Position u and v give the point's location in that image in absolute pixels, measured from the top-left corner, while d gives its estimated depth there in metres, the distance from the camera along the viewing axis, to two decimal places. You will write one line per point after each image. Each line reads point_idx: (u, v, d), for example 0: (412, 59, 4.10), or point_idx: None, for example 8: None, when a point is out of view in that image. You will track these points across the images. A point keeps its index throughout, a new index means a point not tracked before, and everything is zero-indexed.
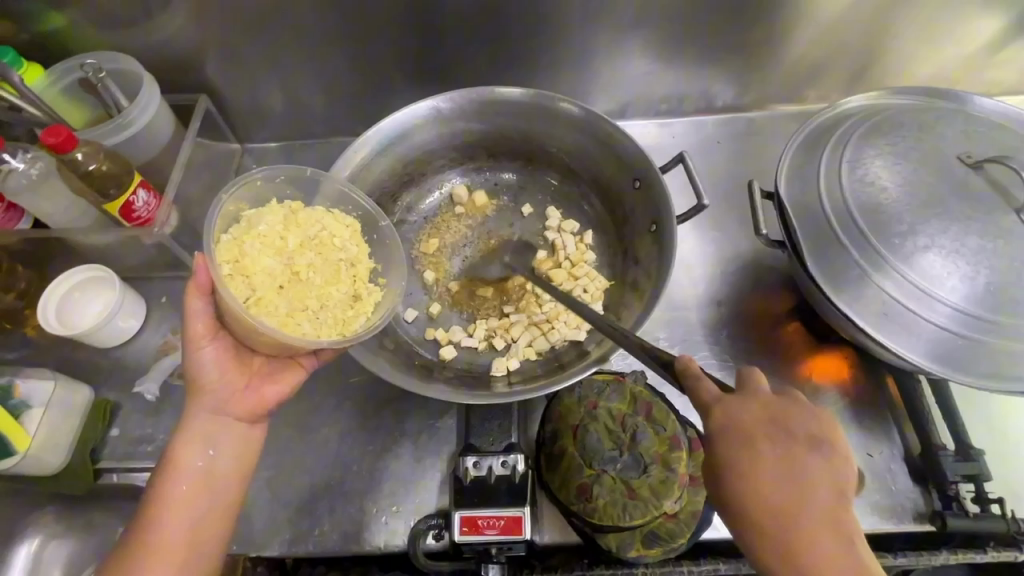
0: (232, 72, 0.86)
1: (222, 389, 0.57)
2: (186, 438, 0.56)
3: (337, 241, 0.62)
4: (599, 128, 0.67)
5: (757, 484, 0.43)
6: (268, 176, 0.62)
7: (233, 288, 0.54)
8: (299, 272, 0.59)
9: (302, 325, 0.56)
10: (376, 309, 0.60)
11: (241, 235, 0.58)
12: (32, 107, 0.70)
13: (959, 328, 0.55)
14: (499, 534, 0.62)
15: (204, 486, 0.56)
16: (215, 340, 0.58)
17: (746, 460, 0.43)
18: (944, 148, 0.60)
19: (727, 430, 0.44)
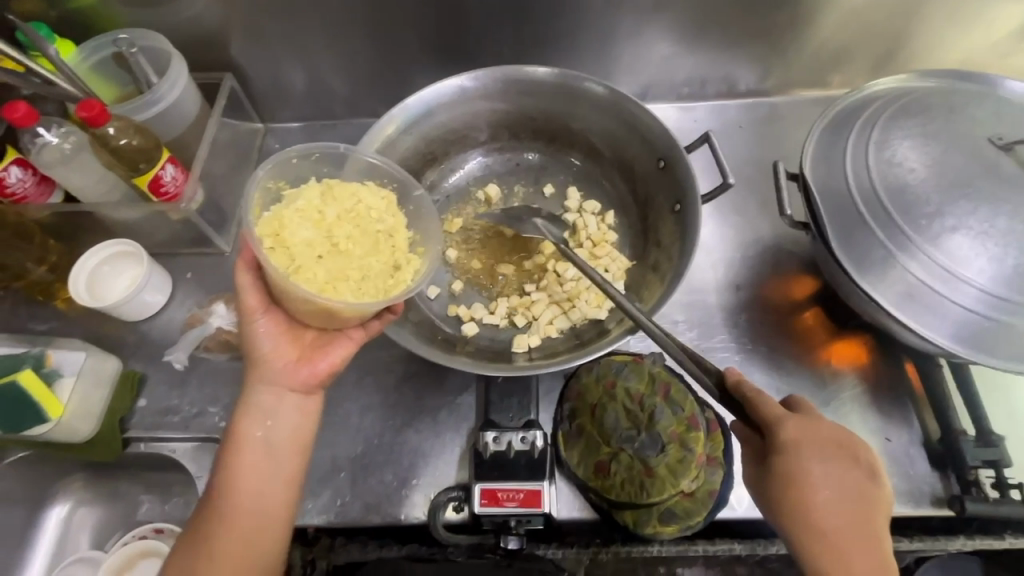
0: (257, 51, 0.87)
1: (276, 360, 0.59)
2: (246, 411, 0.58)
3: (372, 212, 0.61)
4: (623, 108, 0.67)
5: (819, 502, 0.48)
6: (305, 152, 0.63)
7: (272, 260, 0.55)
8: (337, 242, 0.58)
9: (342, 293, 0.56)
10: (415, 278, 0.59)
11: (282, 210, 0.59)
12: (68, 82, 0.71)
13: (985, 310, 0.55)
14: (518, 507, 0.64)
15: (264, 457, 0.57)
16: (267, 313, 0.59)
17: (810, 471, 0.48)
18: (974, 130, 0.60)
19: (797, 441, 0.49)
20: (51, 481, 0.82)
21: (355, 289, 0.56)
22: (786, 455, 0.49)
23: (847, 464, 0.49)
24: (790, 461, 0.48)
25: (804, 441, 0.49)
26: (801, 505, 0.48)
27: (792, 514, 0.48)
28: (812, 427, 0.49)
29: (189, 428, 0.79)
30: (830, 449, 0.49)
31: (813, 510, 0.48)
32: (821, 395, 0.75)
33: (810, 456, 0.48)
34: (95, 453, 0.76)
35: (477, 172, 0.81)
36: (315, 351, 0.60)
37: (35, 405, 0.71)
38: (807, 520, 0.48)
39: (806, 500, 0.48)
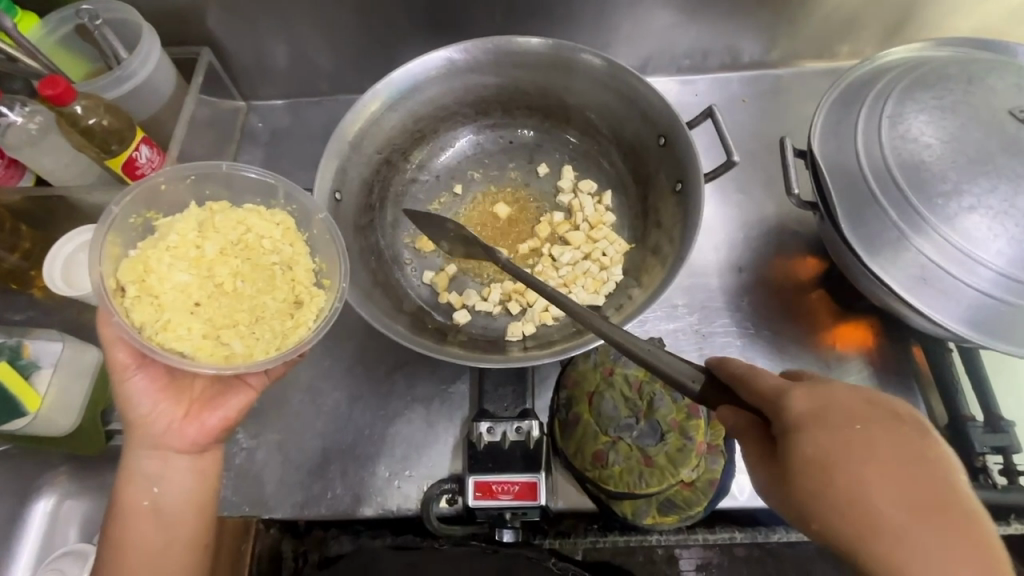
0: (234, 24, 0.82)
1: (156, 420, 0.55)
2: (129, 477, 0.55)
3: (265, 243, 0.59)
4: (620, 80, 0.64)
5: (846, 478, 0.34)
6: (176, 175, 0.60)
7: (137, 312, 0.52)
8: (220, 282, 0.55)
9: (230, 344, 0.53)
10: (316, 317, 0.56)
11: (150, 248, 0.56)
12: (30, 58, 0.67)
13: (1002, 294, 0.52)
14: (513, 500, 0.62)
15: (155, 526, 0.55)
16: (142, 368, 0.55)
17: (876, 473, 0.33)
18: (994, 102, 0.56)
19: (821, 427, 0.36)
20: (37, 473, 0.80)
21: (245, 334, 0.54)
22: (818, 452, 0.35)
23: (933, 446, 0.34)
24: (814, 446, 0.35)
25: (829, 422, 0.36)
26: (878, 535, 0.32)
27: (867, 546, 0.32)
28: (832, 398, 0.37)
29: None
30: (878, 425, 0.35)
31: (911, 535, 0.31)
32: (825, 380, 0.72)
33: (852, 441, 0.35)
34: (75, 445, 0.75)
35: (468, 151, 0.78)
36: (203, 405, 0.57)
37: (10, 397, 0.67)
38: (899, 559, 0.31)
39: (888, 516, 0.32)
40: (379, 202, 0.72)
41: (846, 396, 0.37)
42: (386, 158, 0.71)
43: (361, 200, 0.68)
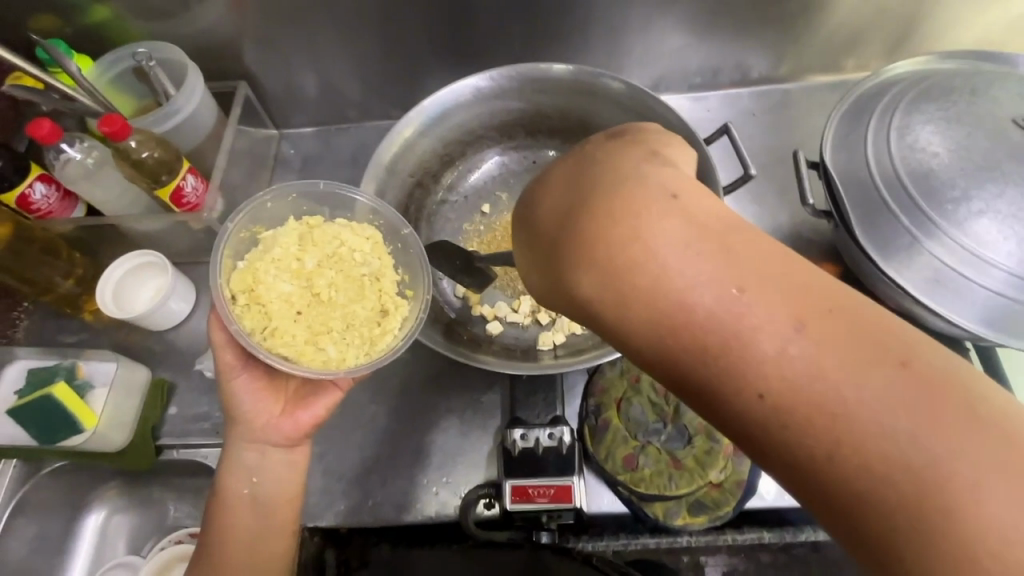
0: (269, 58, 0.87)
1: (257, 416, 0.60)
2: (233, 469, 0.60)
3: (356, 255, 0.63)
4: (640, 101, 0.67)
5: (580, 212, 0.37)
6: (280, 194, 0.65)
7: (249, 319, 0.57)
8: (318, 292, 0.60)
9: (327, 349, 0.58)
10: (401, 325, 0.61)
11: (257, 260, 0.61)
12: (89, 98, 0.72)
13: (1015, 294, 0.54)
14: (549, 502, 0.64)
15: (253, 511, 0.60)
16: (247, 368, 0.60)
17: (591, 207, 0.37)
18: (998, 112, 0.59)
19: (555, 194, 0.40)
20: (89, 488, 0.84)
21: (339, 341, 0.58)
22: (562, 208, 0.39)
23: (643, 159, 0.38)
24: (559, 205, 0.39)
25: (568, 180, 0.40)
26: (601, 251, 0.35)
27: (596, 283, 0.35)
28: (573, 163, 0.41)
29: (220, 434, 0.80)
30: (609, 159, 0.39)
31: (626, 232, 0.34)
32: None
33: (582, 185, 0.38)
34: (130, 460, 0.78)
35: (494, 172, 0.81)
36: (297, 402, 0.63)
37: (69, 415, 0.72)
38: (620, 276, 0.34)
39: (614, 239, 0.35)
40: (412, 222, 0.76)
41: (594, 149, 0.41)
42: (418, 180, 0.75)
43: None
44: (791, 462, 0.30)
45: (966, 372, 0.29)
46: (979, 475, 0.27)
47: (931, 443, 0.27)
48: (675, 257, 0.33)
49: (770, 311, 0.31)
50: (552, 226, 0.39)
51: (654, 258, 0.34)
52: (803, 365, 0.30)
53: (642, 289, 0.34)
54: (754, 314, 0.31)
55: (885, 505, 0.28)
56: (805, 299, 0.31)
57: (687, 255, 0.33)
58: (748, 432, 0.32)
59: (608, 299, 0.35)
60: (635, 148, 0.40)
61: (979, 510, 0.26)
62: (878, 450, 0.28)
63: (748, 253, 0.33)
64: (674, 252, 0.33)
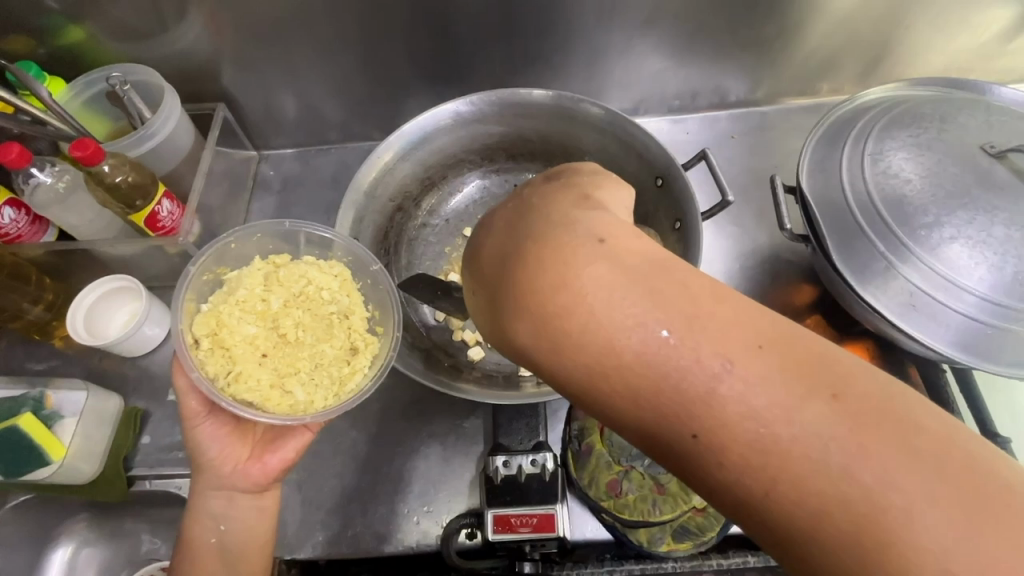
0: (248, 80, 0.87)
1: (223, 463, 0.59)
2: (199, 517, 0.58)
3: (324, 294, 0.63)
4: (618, 127, 0.68)
5: (514, 261, 0.37)
6: (244, 234, 0.65)
7: (211, 364, 0.57)
8: (284, 332, 0.60)
9: (293, 390, 0.57)
10: (371, 363, 0.60)
11: (220, 303, 0.61)
12: (60, 121, 0.71)
13: (986, 318, 0.55)
14: (532, 532, 0.63)
15: (220, 560, 0.58)
16: (211, 416, 0.60)
17: (524, 255, 0.36)
18: (967, 139, 0.60)
19: (495, 239, 0.40)
20: (57, 521, 0.81)
21: (307, 382, 0.58)
22: (500, 256, 0.38)
23: (573, 203, 0.38)
24: (498, 252, 0.39)
25: (505, 226, 0.39)
26: (534, 300, 0.35)
27: (535, 330, 0.35)
28: (509, 209, 0.41)
29: None
30: (542, 204, 0.39)
31: (555, 279, 0.34)
32: None
33: (517, 232, 0.38)
34: (100, 492, 0.75)
35: (475, 195, 0.81)
36: (266, 447, 0.61)
37: (37, 449, 0.69)
38: (557, 325, 0.34)
39: (545, 287, 0.34)
40: (393, 247, 0.75)
41: (532, 193, 0.40)
42: (398, 205, 0.74)
43: (377, 246, 0.71)
44: (736, 495, 0.30)
45: (900, 392, 0.29)
46: (908, 502, 0.26)
47: (865, 474, 0.27)
48: (603, 302, 0.33)
49: (702, 350, 0.31)
50: (492, 273, 0.39)
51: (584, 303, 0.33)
52: (738, 403, 0.30)
53: (577, 334, 0.33)
54: (684, 356, 0.31)
55: (826, 541, 0.28)
56: (737, 333, 0.31)
57: (615, 298, 0.33)
58: (694, 474, 0.31)
59: (546, 347, 0.35)
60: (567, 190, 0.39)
61: (916, 541, 0.26)
62: (818, 485, 0.28)
63: (679, 292, 0.33)
64: (602, 297, 0.33)
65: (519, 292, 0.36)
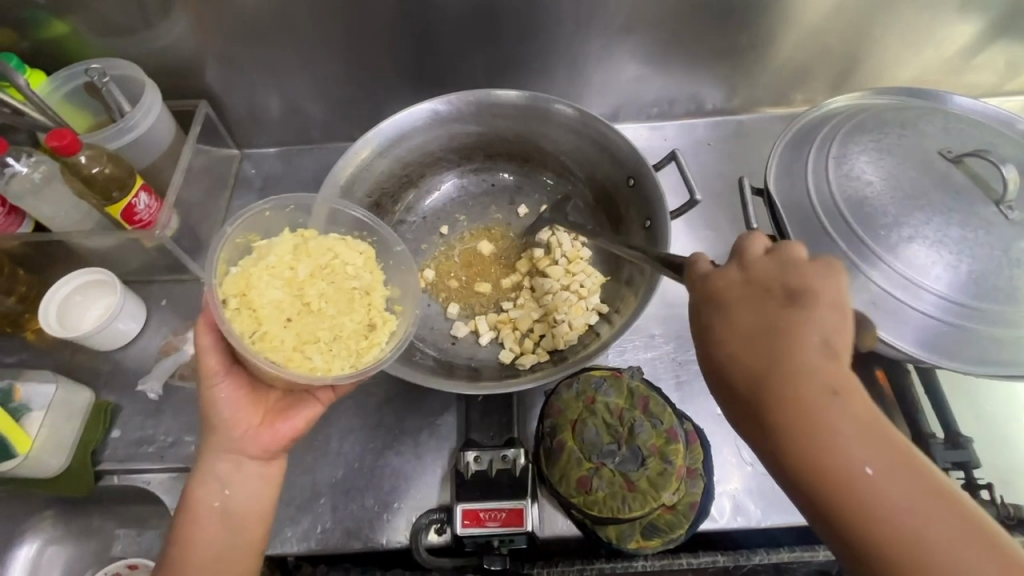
0: (231, 78, 0.88)
1: (236, 425, 0.59)
2: (203, 478, 0.58)
3: (349, 269, 0.62)
4: (593, 128, 0.69)
5: (723, 347, 0.43)
6: (279, 205, 0.64)
7: (239, 322, 0.56)
8: (308, 301, 0.59)
9: (313, 357, 0.56)
10: (389, 339, 0.60)
11: (251, 267, 0.60)
12: (36, 111, 0.71)
13: (944, 316, 0.57)
14: (500, 526, 0.63)
15: (221, 525, 0.57)
16: (228, 375, 0.59)
17: (782, 359, 0.41)
18: (926, 144, 0.62)
19: (742, 326, 0.43)
20: (20, 519, 0.80)
21: (325, 350, 0.57)
22: (704, 337, 0.45)
23: (833, 313, 0.41)
24: (715, 326, 0.44)
25: (730, 298, 0.44)
26: (752, 391, 0.41)
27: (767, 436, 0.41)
28: (722, 288, 0.44)
29: (164, 458, 0.77)
30: (746, 303, 0.43)
31: (799, 394, 0.40)
32: None
33: (726, 325, 0.43)
34: (66, 486, 0.74)
35: (453, 194, 0.82)
36: (279, 415, 0.61)
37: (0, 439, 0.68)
38: (805, 423, 0.39)
39: (770, 392, 0.40)
40: None
41: (728, 281, 0.45)
42: (375, 201, 0.75)
43: None
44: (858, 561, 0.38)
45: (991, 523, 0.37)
46: None
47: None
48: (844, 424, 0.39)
49: (864, 458, 0.38)
50: (710, 354, 0.44)
51: (797, 409, 0.39)
52: (887, 498, 0.37)
53: (796, 438, 0.39)
54: (883, 467, 0.38)
55: None
56: (881, 449, 0.38)
57: (842, 423, 0.39)
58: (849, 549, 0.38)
59: (784, 441, 0.40)
60: (772, 291, 0.43)
61: None
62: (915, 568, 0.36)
63: (851, 418, 0.39)
64: (836, 416, 0.39)
65: (734, 383, 0.42)
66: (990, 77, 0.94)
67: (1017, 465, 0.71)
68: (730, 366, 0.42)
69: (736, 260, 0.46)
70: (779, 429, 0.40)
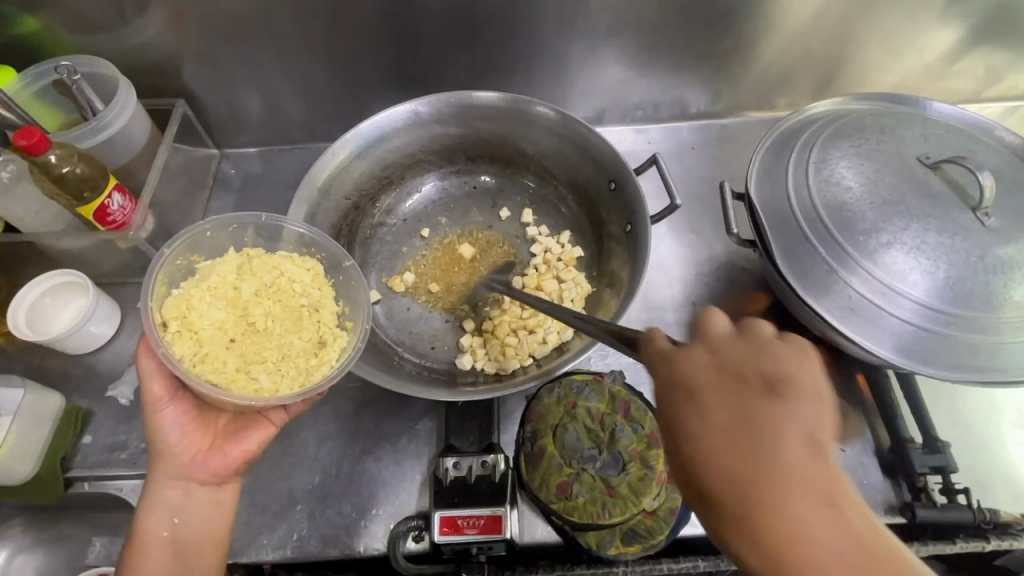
0: (209, 78, 0.86)
1: (183, 451, 0.58)
2: (152, 508, 0.56)
3: (295, 286, 0.62)
4: (574, 131, 0.69)
5: (693, 427, 0.38)
6: (220, 224, 0.64)
7: (179, 345, 0.55)
8: (253, 321, 0.58)
9: (258, 378, 0.55)
10: (340, 356, 0.59)
11: (191, 288, 0.59)
12: (6, 109, 0.69)
13: (921, 322, 0.57)
14: (478, 534, 0.62)
15: (172, 555, 0.56)
16: (174, 401, 0.58)
17: (768, 454, 0.36)
18: (904, 150, 0.63)
19: (717, 427, 0.37)
20: None
21: (272, 371, 0.56)
22: (675, 420, 0.39)
23: (807, 403, 0.37)
24: (694, 408, 0.38)
25: (705, 382, 0.39)
26: (717, 483, 0.36)
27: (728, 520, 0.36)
28: (690, 365, 0.40)
29: (137, 464, 0.75)
30: (723, 394, 0.38)
31: (765, 489, 0.35)
32: None
33: (705, 406, 0.38)
34: (35, 494, 0.72)
35: (434, 196, 0.82)
36: (228, 439, 0.60)
37: None
38: (766, 515, 0.35)
39: (731, 481, 0.36)
40: (347, 245, 0.75)
41: (697, 363, 0.40)
42: (354, 203, 0.74)
43: None
44: None
45: None
46: None
47: None
48: (811, 518, 0.34)
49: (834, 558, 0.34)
50: (676, 440, 0.38)
51: (775, 507, 0.35)
52: None
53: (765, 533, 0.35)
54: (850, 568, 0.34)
55: None
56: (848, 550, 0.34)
57: (806, 517, 0.34)
58: None
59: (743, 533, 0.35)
60: (747, 377, 0.38)
61: None
62: None
63: (820, 519, 0.34)
64: (808, 514, 0.35)
65: (697, 469, 0.37)
66: (970, 83, 0.95)
67: (994, 470, 0.71)
68: (693, 456, 0.37)
69: (701, 341, 0.41)
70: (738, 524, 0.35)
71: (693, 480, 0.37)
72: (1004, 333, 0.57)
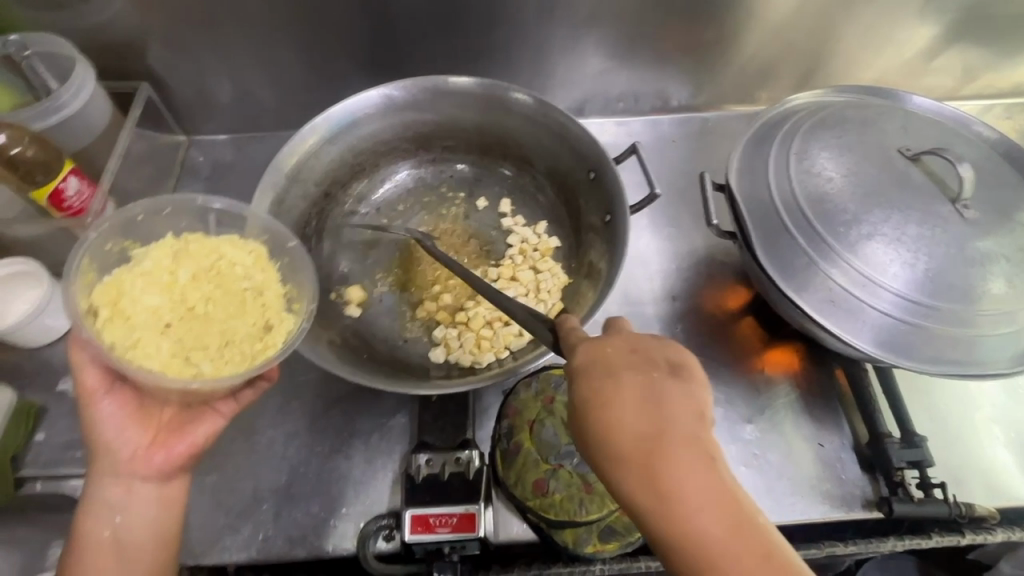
0: (176, 62, 0.83)
1: (121, 447, 0.55)
2: (91, 508, 0.54)
3: (237, 268, 0.59)
4: (553, 119, 0.67)
5: (597, 391, 0.43)
6: (152, 207, 0.61)
7: (108, 333, 0.52)
8: (191, 305, 0.55)
9: (198, 365, 0.52)
10: (286, 338, 0.56)
11: (125, 273, 0.56)
12: None
13: (903, 315, 0.56)
14: (450, 532, 0.60)
15: (114, 558, 0.53)
16: (110, 393, 0.56)
17: (686, 463, 0.40)
18: (885, 142, 0.62)
19: (622, 392, 0.42)
20: None
21: (215, 357, 0.53)
22: (582, 387, 0.43)
23: (689, 390, 0.43)
24: (598, 382, 0.43)
25: (623, 360, 0.44)
26: (611, 437, 0.42)
27: (631, 475, 0.41)
28: (614, 345, 0.45)
29: None
30: (632, 371, 0.43)
31: (650, 441, 0.41)
32: (756, 402, 0.75)
33: (612, 379, 0.43)
34: None
35: (408, 185, 0.79)
36: (170, 431, 0.57)
37: None
38: (648, 461, 0.40)
39: (620, 430, 0.42)
40: (315, 235, 0.72)
41: (615, 346, 0.45)
42: (324, 191, 0.72)
43: (297, 230, 0.69)
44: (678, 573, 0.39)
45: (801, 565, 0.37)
46: None
47: None
48: (687, 469, 0.39)
49: (700, 498, 0.39)
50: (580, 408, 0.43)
51: (661, 461, 0.40)
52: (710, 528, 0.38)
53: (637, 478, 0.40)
54: (709, 508, 0.38)
55: None
56: (709, 491, 0.39)
57: (682, 464, 0.40)
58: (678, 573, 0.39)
59: (625, 470, 0.41)
60: (655, 361, 0.44)
61: None
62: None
63: (687, 462, 0.40)
64: (685, 468, 0.40)
65: (592, 428, 0.42)
66: (947, 81, 0.95)
67: (968, 464, 0.71)
68: (591, 418, 0.43)
69: (616, 332, 0.47)
70: (614, 467, 0.41)
71: (586, 436, 0.43)
72: (982, 325, 0.56)
